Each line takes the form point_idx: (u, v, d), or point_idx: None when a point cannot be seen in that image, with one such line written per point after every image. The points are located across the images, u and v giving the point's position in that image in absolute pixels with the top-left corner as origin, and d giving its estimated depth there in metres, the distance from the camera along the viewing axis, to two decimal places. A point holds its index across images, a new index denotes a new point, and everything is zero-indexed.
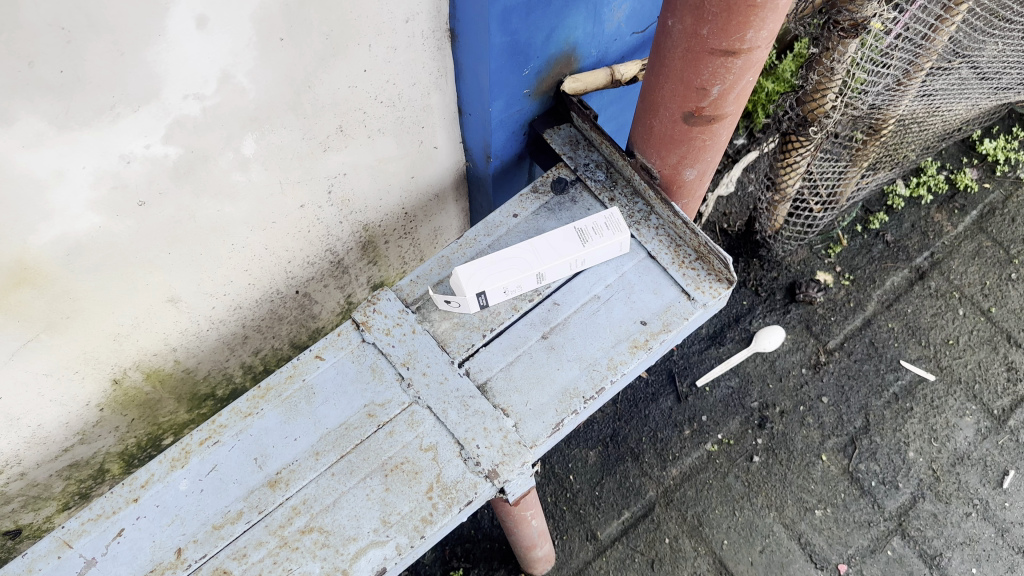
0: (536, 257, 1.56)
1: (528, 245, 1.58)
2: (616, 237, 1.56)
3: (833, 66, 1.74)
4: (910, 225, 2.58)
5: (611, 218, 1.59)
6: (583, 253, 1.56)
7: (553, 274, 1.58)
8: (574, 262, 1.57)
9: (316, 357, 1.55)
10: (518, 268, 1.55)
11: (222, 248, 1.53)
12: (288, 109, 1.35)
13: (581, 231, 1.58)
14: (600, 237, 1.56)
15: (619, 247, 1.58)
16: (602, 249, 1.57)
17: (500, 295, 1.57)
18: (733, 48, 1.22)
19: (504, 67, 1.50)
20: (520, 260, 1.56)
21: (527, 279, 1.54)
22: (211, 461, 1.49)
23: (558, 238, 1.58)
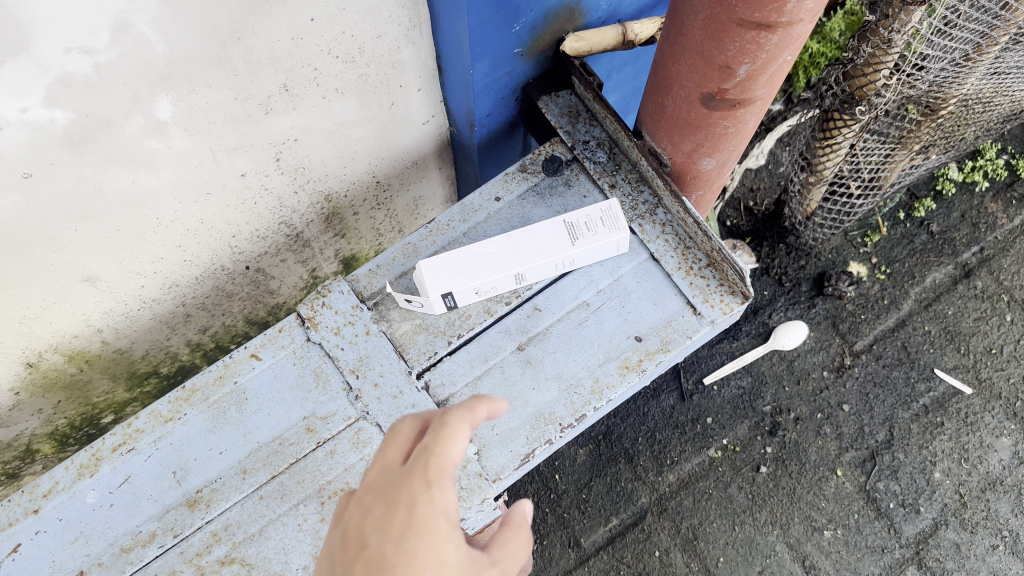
0: (516, 254, 1.31)
1: (508, 238, 1.33)
2: (612, 237, 1.31)
3: (891, 37, 1.46)
4: (959, 215, 2.28)
5: (609, 210, 1.33)
6: (573, 253, 1.31)
7: (535, 274, 1.33)
8: (561, 262, 1.32)
9: (251, 357, 1.32)
10: (493, 266, 1.30)
11: (145, 223, 1.29)
12: (212, 64, 1.09)
13: (572, 225, 1.33)
14: (594, 236, 1.31)
15: (616, 247, 1.33)
16: (595, 249, 1.32)
17: (472, 296, 1.33)
18: (769, 19, 0.95)
19: (488, 22, 1.22)
20: (497, 256, 1.31)
21: (504, 279, 1.30)
22: (124, 472, 1.28)
23: (545, 232, 1.33)
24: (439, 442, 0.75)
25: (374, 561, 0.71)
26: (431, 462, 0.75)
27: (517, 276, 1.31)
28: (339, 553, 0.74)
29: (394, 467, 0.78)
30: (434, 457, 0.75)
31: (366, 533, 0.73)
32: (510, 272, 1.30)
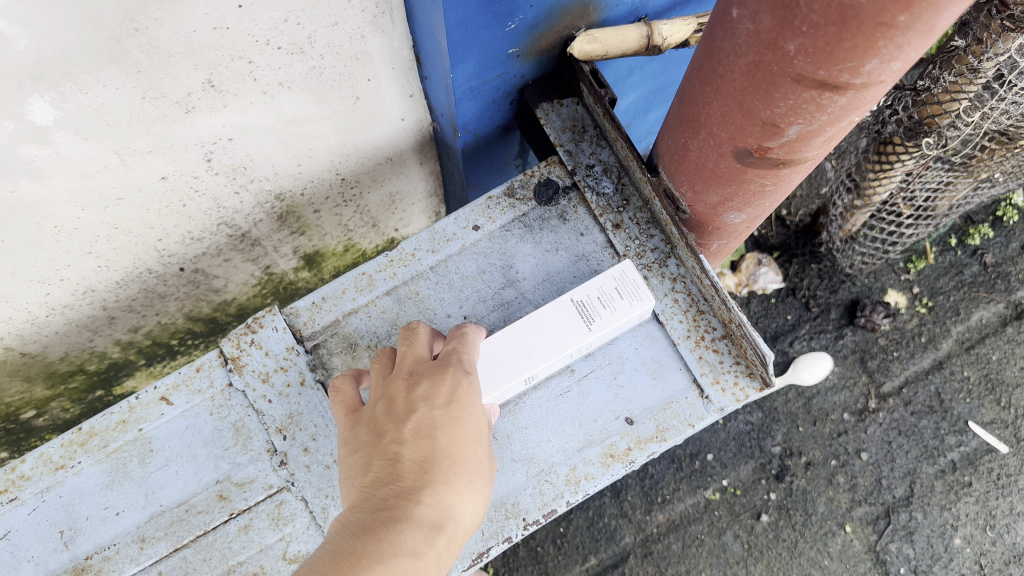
0: (522, 354, 1.02)
1: (507, 332, 1.04)
2: (637, 309, 1.05)
3: (979, 66, 1.18)
4: (1019, 246, 2.01)
5: (622, 272, 1.07)
6: (593, 338, 1.04)
7: (547, 367, 1.06)
8: (577, 349, 1.05)
9: (161, 400, 1.10)
10: (499, 375, 1.01)
11: (38, 232, 1.05)
12: (101, 59, 0.84)
13: (583, 301, 1.06)
14: (613, 310, 1.05)
15: (636, 316, 1.09)
16: (617, 325, 1.06)
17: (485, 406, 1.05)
18: (837, 79, 0.68)
19: (472, 21, 0.96)
20: (499, 358, 1.02)
21: (513, 385, 1.02)
22: (3, 526, 1.08)
23: (555, 319, 1.05)
24: (468, 344, 0.98)
25: (425, 421, 0.88)
26: (464, 356, 0.96)
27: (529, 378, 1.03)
28: (386, 417, 0.91)
29: (425, 358, 0.96)
30: (465, 353, 0.96)
31: (416, 406, 0.89)
32: (522, 377, 1.01)
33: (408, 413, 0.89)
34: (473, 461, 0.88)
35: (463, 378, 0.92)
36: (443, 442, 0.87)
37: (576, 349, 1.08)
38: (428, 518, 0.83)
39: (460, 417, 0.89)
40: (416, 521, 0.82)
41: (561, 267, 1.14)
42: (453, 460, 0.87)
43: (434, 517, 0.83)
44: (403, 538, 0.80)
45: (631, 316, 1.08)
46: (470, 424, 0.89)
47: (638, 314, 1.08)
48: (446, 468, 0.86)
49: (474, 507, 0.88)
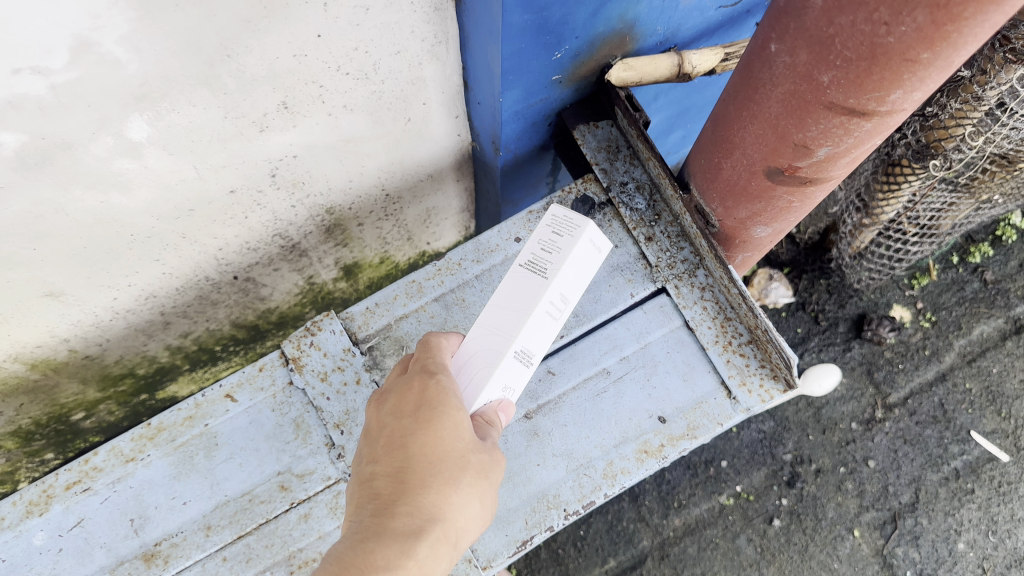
0: (495, 334, 0.88)
1: (470, 333, 0.91)
2: (578, 235, 0.88)
3: (983, 94, 1.28)
4: (1018, 264, 2.11)
5: (551, 214, 0.91)
6: (558, 284, 0.88)
7: (537, 346, 0.89)
8: (549, 307, 0.88)
9: (226, 398, 1.18)
10: (484, 364, 0.87)
11: (116, 240, 1.14)
12: (196, 84, 0.93)
13: (530, 259, 0.91)
14: (559, 250, 0.89)
15: (597, 246, 0.91)
16: (579, 260, 0.89)
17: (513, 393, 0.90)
18: (865, 107, 0.77)
19: (525, 51, 1.05)
20: (478, 358, 0.88)
21: (504, 371, 0.87)
22: (77, 514, 1.16)
23: (509, 292, 0.90)
24: (443, 341, 0.90)
25: (397, 432, 0.83)
26: (436, 354, 0.89)
27: (520, 359, 0.87)
28: (369, 437, 0.87)
29: (400, 371, 0.91)
30: (430, 357, 0.88)
31: (389, 420, 0.85)
32: (507, 357, 0.86)
33: (382, 428, 0.85)
34: (455, 458, 0.81)
35: (430, 379, 0.85)
36: (417, 447, 0.81)
37: (560, 315, 0.90)
38: (400, 527, 0.77)
39: (431, 420, 0.81)
40: (391, 534, 0.77)
41: (598, 277, 1.23)
42: (432, 462, 0.80)
43: (408, 524, 0.77)
44: (371, 550, 0.75)
45: (591, 250, 0.91)
46: (446, 422, 0.82)
47: (592, 243, 0.91)
48: (423, 472, 0.80)
49: (465, 504, 0.81)
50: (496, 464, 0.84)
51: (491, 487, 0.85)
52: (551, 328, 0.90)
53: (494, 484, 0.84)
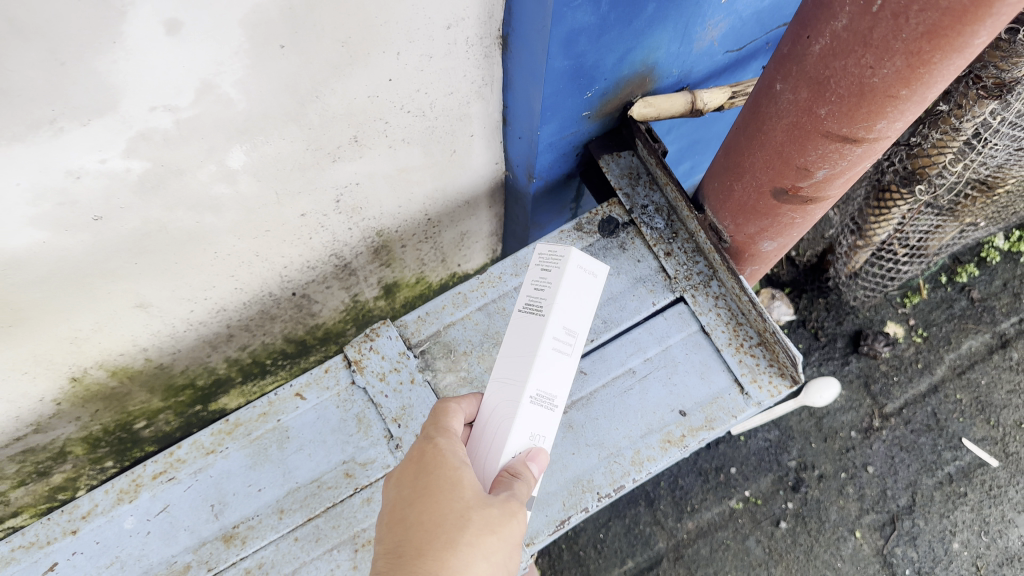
0: (510, 384, 0.93)
1: (490, 387, 0.96)
2: (564, 264, 0.93)
3: (960, 126, 1.45)
4: (1002, 283, 2.27)
5: (541, 253, 0.97)
6: (557, 317, 0.92)
7: (554, 383, 0.93)
8: (555, 341, 0.92)
9: (296, 396, 1.33)
10: (505, 414, 0.92)
11: (202, 257, 1.29)
12: (288, 119, 1.10)
13: (529, 304, 0.96)
14: (550, 284, 0.94)
15: (592, 271, 0.96)
16: (575, 290, 0.94)
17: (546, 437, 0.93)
18: (856, 135, 0.94)
19: (562, 91, 1.22)
20: (500, 410, 0.93)
21: (524, 416, 0.91)
22: (163, 500, 1.30)
23: (517, 337, 0.95)
24: (447, 411, 0.96)
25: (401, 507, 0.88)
26: (441, 422, 0.94)
27: (538, 399, 0.91)
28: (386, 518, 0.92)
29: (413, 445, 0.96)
30: (436, 425, 0.94)
31: (395, 494, 0.91)
32: (523, 401, 0.90)
33: (391, 502, 0.92)
34: (451, 518, 0.84)
35: (429, 445, 0.90)
36: (415, 515, 0.87)
37: (573, 348, 0.94)
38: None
39: (428, 488, 0.87)
40: None
41: (623, 288, 1.38)
42: (426, 528, 0.85)
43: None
44: None
45: (586, 277, 0.95)
46: (441, 486, 0.86)
47: (584, 270, 0.95)
48: (420, 539, 0.85)
49: (467, 563, 0.82)
50: (509, 518, 0.84)
51: (505, 544, 0.84)
52: (566, 361, 0.94)
53: (507, 540, 0.84)
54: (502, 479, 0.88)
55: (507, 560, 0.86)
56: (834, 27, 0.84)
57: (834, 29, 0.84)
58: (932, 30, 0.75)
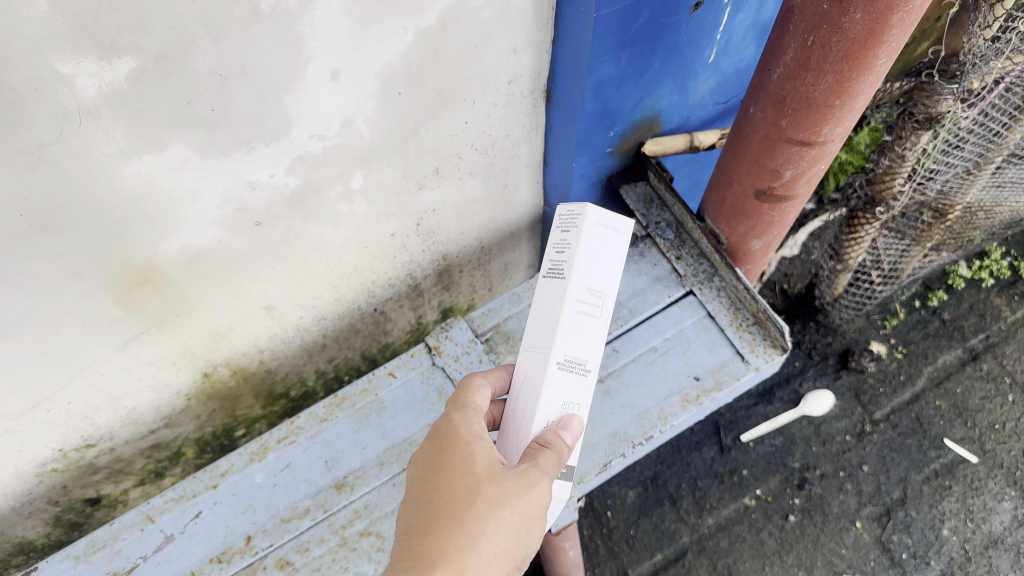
0: (538, 352, 1.05)
1: (524, 355, 1.09)
2: (581, 226, 1.04)
3: (904, 153, 1.97)
4: (968, 305, 2.67)
5: (564, 214, 1.08)
6: (580, 279, 1.03)
7: (582, 346, 1.04)
8: (579, 302, 1.03)
9: (389, 374, 1.70)
10: (534, 383, 1.04)
11: (318, 265, 1.67)
12: (395, 151, 1.50)
13: (554, 270, 1.08)
14: (569, 247, 1.05)
15: (613, 231, 1.05)
16: (596, 251, 1.04)
17: (575, 403, 1.04)
18: (809, 139, 1.32)
19: (592, 129, 1.62)
20: (531, 378, 1.05)
21: (553, 381, 1.02)
22: (286, 459, 1.63)
23: (546, 299, 1.07)
24: (463, 392, 1.10)
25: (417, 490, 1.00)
26: (458, 404, 1.08)
27: (567, 364, 1.03)
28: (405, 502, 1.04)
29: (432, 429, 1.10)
30: (457, 404, 1.09)
31: (414, 473, 1.04)
32: (550, 368, 1.02)
33: (410, 481, 1.04)
34: (463, 493, 0.96)
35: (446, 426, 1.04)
36: (428, 496, 0.98)
37: (598, 311, 1.04)
38: (401, 565, 0.90)
39: (440, 469, 1.00)
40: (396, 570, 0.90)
41: (644, 285, 1.75)
42: (436, 506, 0.97)
43: (409, 560, 0.91)
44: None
45: (606, 234, 1.05)
46: (454, 464, 0.99)
47: (604, 230, 1.05)
48: (430, 518, 0.96)
49: (477, 536, 0.92)
50: (526, 488, 0.95)
51: (519, 519, 0.94)
52: (593, 322, 1.04)
53: (522, 514, 0.94)
54: (531, 447, 1.00)
55: (522, 538, 0.96)
56: (785, 60, 1.23)
57: (785, 61, 1.23)
58: (847, 55, 1.14)
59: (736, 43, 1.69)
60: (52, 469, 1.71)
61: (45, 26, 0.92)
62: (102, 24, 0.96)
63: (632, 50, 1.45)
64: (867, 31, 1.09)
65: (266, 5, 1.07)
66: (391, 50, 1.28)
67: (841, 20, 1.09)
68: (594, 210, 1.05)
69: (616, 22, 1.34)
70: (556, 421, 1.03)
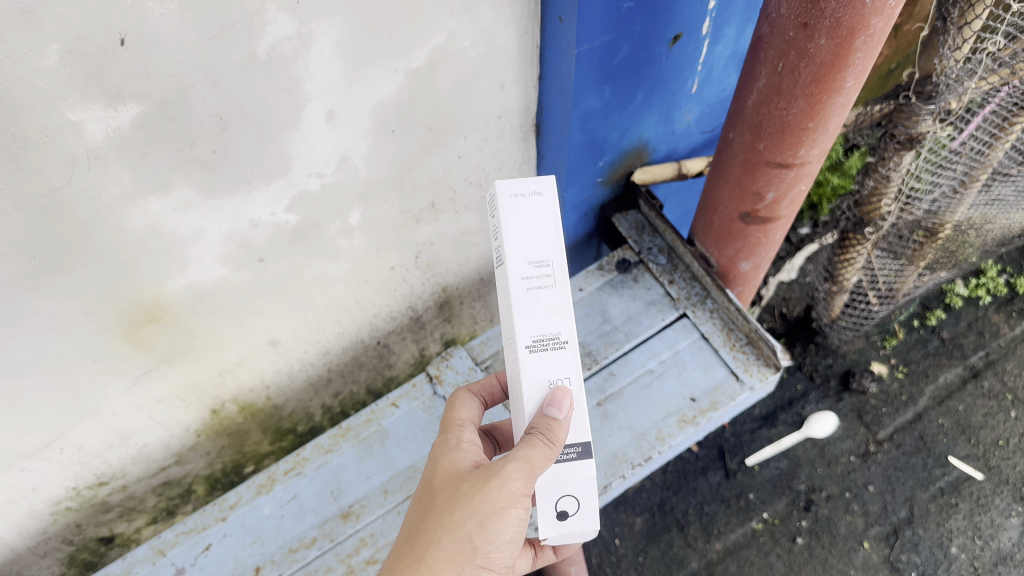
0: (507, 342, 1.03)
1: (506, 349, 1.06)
2: (500, 210, 1.03)
3: (889, 174, 1.96)
4: (966, 324, 2.70)
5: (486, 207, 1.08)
6: (517, 255, 1.01)
7: (550, 319, 1.01)
8: (525, 278, 1.01)
9: (392, 405, 1.75)
10: (515, 372, 1.02)
11: (321, 299, 1.73)
12: (391, 186, 1.57)
13: (494, 257, 1.06)
14: (496, 226, 1.04)
15: (534, 196, 1.04)
16: (524, 223, 1.03)
17: (555, 370, 1.01)
18: (787, 161, 1.38)
19: (581, 160, 1.68)
20: (512, 370, 1.03)
21: (535, 364, 1.00)
22: (293, 490, 1.67)
23: (501, 290, 1.05)
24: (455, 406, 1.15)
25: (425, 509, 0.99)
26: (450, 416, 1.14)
27: (537, 341, 1.01)
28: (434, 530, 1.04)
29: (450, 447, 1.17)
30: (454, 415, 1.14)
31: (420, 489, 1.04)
32: (525, 354, 1.00)
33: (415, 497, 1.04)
34: (449, 492, 0.98)
35: (448, 439, 1.09)
36: (424, 507, 0.99)
37: (555, 277, 1.02)
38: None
39: (430, 489, 1.01)
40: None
41: (639, 309, 1.79)
42: (418, 551, 0.94)
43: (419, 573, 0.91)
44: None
45: (527, 201, 1.04)
46: (442, 491, 0.99)
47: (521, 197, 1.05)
48: (427, 526, 0.96)
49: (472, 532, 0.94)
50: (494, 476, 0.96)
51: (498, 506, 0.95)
52: (554, 291, 1.02)
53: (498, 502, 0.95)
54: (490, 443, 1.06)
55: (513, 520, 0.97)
56: (758, 86, 1.29)
57: (758, 88, 1.29)
58: (816, 78, 1.19)
59: (718, 73, 1.76)
60: (66, 507, 1.73)
61: (55, 77, 0.98)
62: (109, 73, 1.02)
63: (615, 84, 1.51)
64: (832, 55, 1.15)
65: (262, 51, 1.14)
66: (383, 90, 1.35)
67: (807, 45, 1.15)
68: (507, 185, 1.05)
69: (598, 57, 1.40)
70: (552, 393, 0.98)
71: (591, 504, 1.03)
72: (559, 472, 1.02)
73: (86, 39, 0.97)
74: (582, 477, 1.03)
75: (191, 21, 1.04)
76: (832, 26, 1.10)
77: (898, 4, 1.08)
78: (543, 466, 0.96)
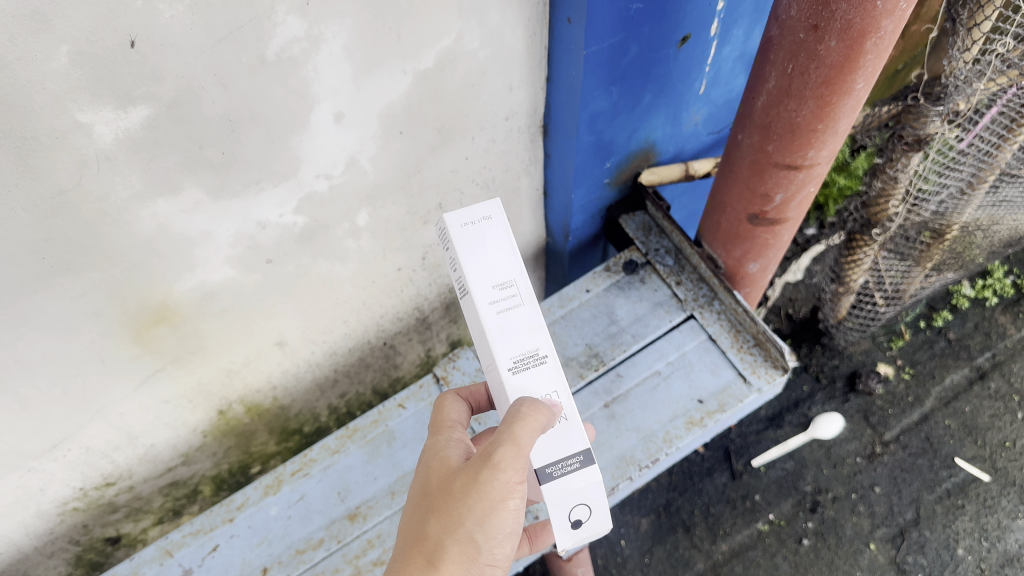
0: (491, 372, 1.03)
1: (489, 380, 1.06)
2: (454, 241, 1.05)
3: (897, 175, 1.96)
4: (973, 325, 2.70)
5: (438, 245, 1.10)
6: (479, 282, 1.03)
7: (525, 337, 1.02)
8: (493, 302, 1.02)
9: (399, 406, 1.75)
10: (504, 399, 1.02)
11: (328, 300, 1.73)
12: (399, 187, 1.57)
13: (457, 291, 1.07)
14: (454, 259, 1.05)
15: (484, 221, 1.07)
16: (480, 248, 1.05)
17: (541, 386, 1.01)
18: (796, 163, 1.37)
19: (588, 161, 1.68)
20: (501, 398, 1.03)
21: (521, 385, 1.01)
22: (300, 491, 1.67)
23: (471, 320, 1.05)
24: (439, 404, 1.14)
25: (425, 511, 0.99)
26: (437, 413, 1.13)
27: (518, 362, 1.01)
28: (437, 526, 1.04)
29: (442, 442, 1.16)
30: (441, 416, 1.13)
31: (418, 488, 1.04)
32: (508, 376, 1.00)
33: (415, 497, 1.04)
34: (444, 493, 0.97)
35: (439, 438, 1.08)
36: (424, 509, 0.98)
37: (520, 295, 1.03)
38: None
39: (428, 491, 1.00)
40: None
41: (646, 310, 1.78)
42: (423, 554, 0.94)
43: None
44: None
45: (479, 226, 1.06)
46: (438, 492, 0.98)
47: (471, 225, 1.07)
48: (430, 529, 0.96)
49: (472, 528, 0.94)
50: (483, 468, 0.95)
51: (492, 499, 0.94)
52: (522, 308, 1.03)
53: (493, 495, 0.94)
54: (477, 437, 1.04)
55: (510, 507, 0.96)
56: (768, 87, 1.29)
57: (768, 89, 1.29)
58: (826, 80, 1.19)
59: (725, 74, 1.75)
60: (73, 508, 1.73)
61: (65, 79, 0.98)
62: (119, 75, 1.02)
63: (622, 85, 1.51)
64: (843, 57, 1.14)
65: (271, 52, 1.14)
66: (391, 91, 1.35)
67: (817, 47, 1.14)
68: (456, 217, 1.07)
69: (605, 58, 1.40)
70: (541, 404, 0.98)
71: (602, 505, 1.01)
72: (565, 482, 1.01)
73: (96, 40, 0.97)
74: (590, 484, 1.01)
75: (201, 23, 1.03)
76: (843, 28, 1.10)
77: (909, 5, 1.07)
78: (530, 440, 0.94)
